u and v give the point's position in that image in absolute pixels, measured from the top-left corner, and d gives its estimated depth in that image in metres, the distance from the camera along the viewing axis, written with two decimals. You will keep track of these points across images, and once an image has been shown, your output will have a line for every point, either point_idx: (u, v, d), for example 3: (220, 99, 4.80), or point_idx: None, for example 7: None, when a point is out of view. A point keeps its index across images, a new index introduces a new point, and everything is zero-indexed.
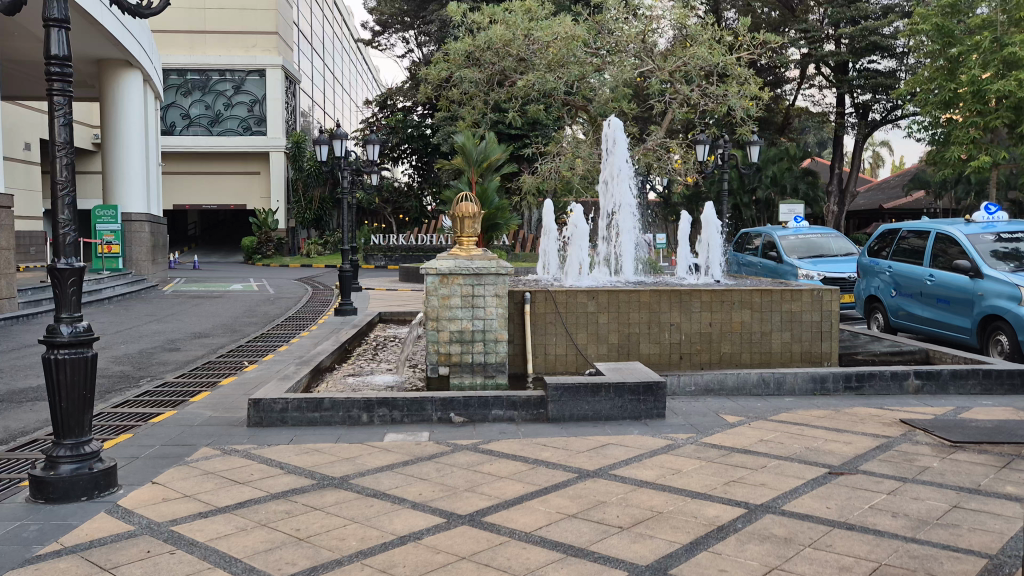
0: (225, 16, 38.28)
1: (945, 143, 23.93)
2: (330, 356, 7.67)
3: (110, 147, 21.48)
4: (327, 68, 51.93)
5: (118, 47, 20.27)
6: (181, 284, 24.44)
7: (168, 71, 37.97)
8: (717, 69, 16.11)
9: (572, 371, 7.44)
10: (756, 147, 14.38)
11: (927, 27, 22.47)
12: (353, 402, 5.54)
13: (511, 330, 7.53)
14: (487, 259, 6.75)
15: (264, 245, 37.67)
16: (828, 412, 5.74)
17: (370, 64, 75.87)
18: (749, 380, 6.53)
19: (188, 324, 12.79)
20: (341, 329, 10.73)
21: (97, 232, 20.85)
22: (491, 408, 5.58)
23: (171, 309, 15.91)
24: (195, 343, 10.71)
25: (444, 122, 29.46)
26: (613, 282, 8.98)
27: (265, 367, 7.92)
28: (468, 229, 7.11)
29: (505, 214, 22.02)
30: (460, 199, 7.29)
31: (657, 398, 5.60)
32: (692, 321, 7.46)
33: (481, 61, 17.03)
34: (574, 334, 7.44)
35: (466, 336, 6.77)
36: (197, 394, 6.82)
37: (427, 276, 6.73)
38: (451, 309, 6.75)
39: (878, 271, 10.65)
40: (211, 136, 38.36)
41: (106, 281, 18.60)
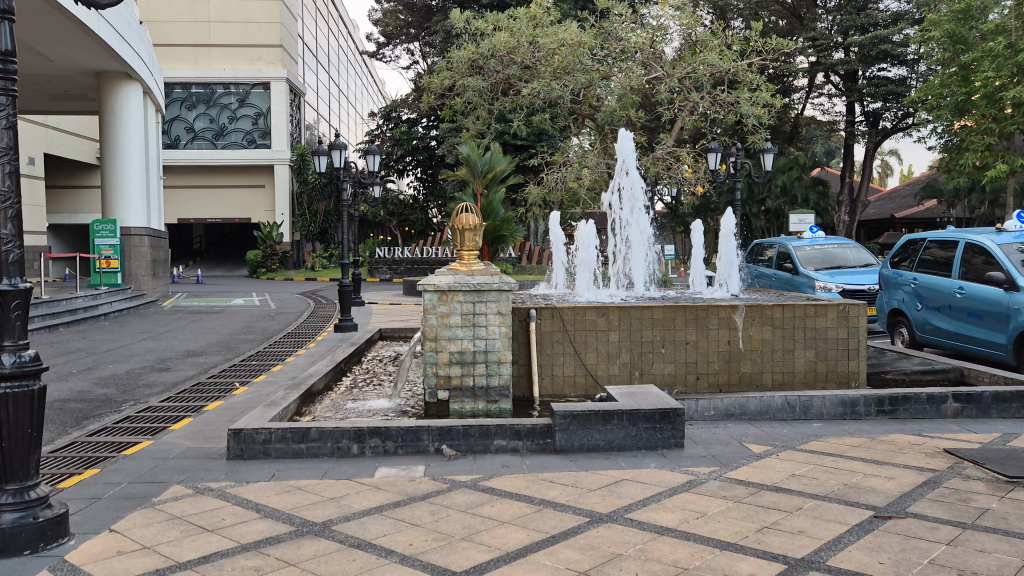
0: (229, 29, 38.03)
1: (960, 151, 23.36)
2: (323, 378, 7.21)
3: (108, 160, 21.16)
4: (332, 80, 51.74)
5: (116, 59, 20.00)
6: (182, 299, 24.05)
7: (172, 84, 37.75)
8: (728, 76, 15.66)
9: (581, 394, 6.98)
10: (769, 154, 13.86)
11: (940, 33, 22.03)
12: (342, 432, 5.07)
13: (515, 351, 7.03)
14: (489, 275, 6.30)
15: (269, 259, 37.34)
16: (863, 440, 5.24)
17: (375, 76, 75.85)
18: (773, 404, 6.02)
19: (183, 342, 12.34)
20: (339, 348, 10.27)
21: (96, 247, 20.47)
22: (493, 438, 5.12)
23: (167, 325, 15.48)
24: (187, 362, 10.27)
25: (449, 133, 29.10)
26: (625, 298, 8.51)
27: (255, 390, 7.46)
28: (469, 242, 6.64)
29: (511, 226, 21.57)
30: (460, 210, 6.81)
31: (675, 427, 5.11)
32: (709, 338, 6.98)
33: (487, 70, 16.64)
34: (584, 354, 6.97)
35: (467, 358, 6.30)
36: (178, 423, 6.37)
37: (426, 293, 6.29)
38: (451, 328, 6.28)
39: (901, 283, 10.12)
40: (215, 150, 38.09)
41: (103, 297, 18.19)
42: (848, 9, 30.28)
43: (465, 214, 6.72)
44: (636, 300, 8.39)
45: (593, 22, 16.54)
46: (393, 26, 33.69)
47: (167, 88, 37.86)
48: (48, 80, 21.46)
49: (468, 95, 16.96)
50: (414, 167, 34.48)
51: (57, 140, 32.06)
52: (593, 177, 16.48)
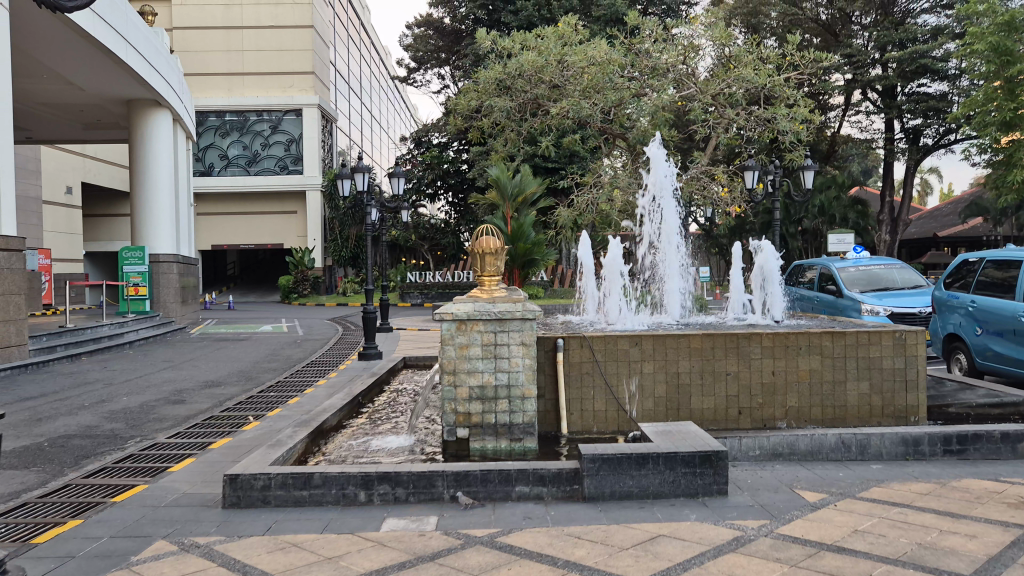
0: (262, 58, 38.35)
1: (1009, 167, 22.45)
2: (336, 415, 6.77)
3: (138, 187, 21.13)
4: (364, 107, 52.04)
5: (144, 86, 19.97)
6: (211, 326, 23.91)
7: (206, 113, 38.12)
8: (764, 92, 15.12)
9: (613, 430, 6.45)
10: (810, 172, 13.24)
11: (983, 45, 21.26)
12: (348, 477, 4.60)
13: (541, 383, 6.52)
14: (510, 302, 5.83)
15: (300, 284, 37.26)
16: (932, 488, 4.65)
17: (407, 102, 76.41)
18: (826, 443, 5.43)
19: (203, 372, 11.99)
20: (358, 379, 9.81)
21: (124, 274, 20.40)
22: (515, 484, 4.62)
23: (191, 354, 15.20)
24: (204, 394, 9.92)
25: (479, 157, 28.85)
26: (659, 325, 7.99)
27: (265, 427, 7.04)
28: (490, 267, 6.16)
29: (542, 249, 21.12)
30: (481, 233, 6.34)
31: (718, 472, 4.56)
32: (752, 368, 6.41)
33: (514, 89, 16.27)
34: (615, 387, 6.46)
35: (488, 393, 5.81)
36: (179, 464, 5.95)
37: (443, 323, 5.83)
38: (471, 360, 5.80)
39: (957, 306, 9.43)
40: (248, 176, 38.21)
41: (130, 325, 18.03)
42: (886, 24, 29.54)
43: (485, 236, 6.24)
44: (673, 328, 7.86)
45: (623, 40, 16.14)
46: (424, 50, 33.28)
47: (201, 116, 38.20)
48: (79, 109, 21.60)
49: (495, 116, 16.57)
50: (445, 192, 34.25)
51: (94, 169, 32.44)
52: (626, 198, 15.94)
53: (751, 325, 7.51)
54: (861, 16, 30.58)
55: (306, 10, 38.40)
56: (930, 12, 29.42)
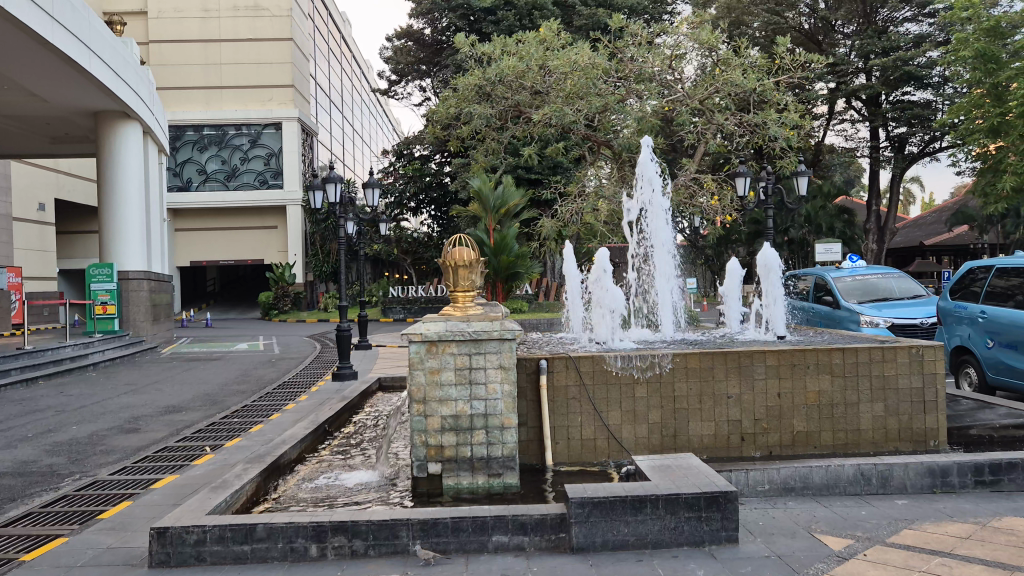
0: (240, 71, 37.67)
1: (997, 174, 22.07)
2: (295, 449, 6.10)
3: (106, 202, 20.34)
4: (345, 120, 51.49)
5: (111, 97, 19.21)
6: (184, 344, 23.11)
7: (183, 127, 37.33)
8: (753, 96, 14.65)
9: (602, 461, 5.83)
10: (804, 177, 12.72)
11: (969, 51, 20.89)
12: (296, 528, 3.93)
13: (522, 410, 5.87)
14: (487, 320, 5.21)
15: (281, 300, 36.43)
16: (973, 531, 4.04)
17: (389, 116, 75.91)
18: (842, 475, 4.83)
19: (166, 396, 11.27)
20: (328, 403, 9.14)
21: (92, 292, 19.61)
22: (491, 533, 3.97)
23: (157, 375, 14.44)
24: (162, 421, 9.19)
25: (461, 169, 28.29)
26: (651, 342, 7.40)
27: (217, 462, 6.35)
28: (464, 281, 5.53)
29: (526, 262, 20.57)
30: (453, 244, 5.72)
31: (728, 515, 3.93)
32: (755, 391, 5.84)
33: (495, 96, 15.70)
34: (604, 413, 5.85)
35: (462, 423, 5.17)
36: (113, 508, 5.25)
37: (411, 345, 5.20)
38: (443, 387, 5.16)
39: (964, 317, 8.91)
40: (227, 191, 37.43)
41: (95, 345, 17.23)
42: (869, 33, 29.29)
43: (458, 248, 5.62)
44: (667, 345, 7.29)
45: (607, 43, 15.60)
46: (405, 63, 32.80)
47: (178, 131, 37.39)
48: (46, 122, 20.84)
49: (475, 124, 15.97)
50: (428, 205, 33.55)
51: (67, 185, 31.59)
52: (612, 208, 15.34)
53: (751, 341, 6.94)
54: (844, 25, 30.35)
55: (285, 22, 37.79)
56: (913, 21, 29.24)
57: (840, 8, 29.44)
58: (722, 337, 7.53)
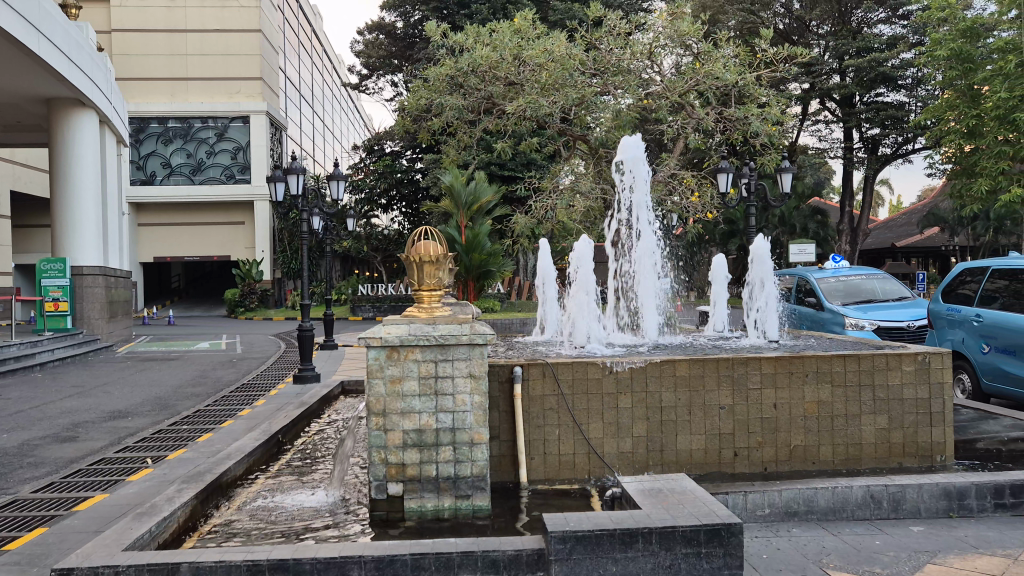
0: (207, 63, 36.60)
1: (972, 174, 21.74)
2: (239, 465, 5.48)
3: (59, 194, 19.40)
4: (315, 114, 50.52)
5: (65, 84, 18.28)
6: (142, 343, 22.21)
7: (147, 119, 36.18)
8: (734, 91, 14.22)
9: (582, 479, 5.30)
10: (787, 174, 12.30)
11: (944, 51, 20.53)
12: (225, 567, 3.33)
13: (494, 422, 5.30)
14: (455, 323, 4.64)
15: (247, 297, 35.46)
16: (1005, 568, 3.56)
17: (360, 111, 74.95)
18: (850, 499, 4.34)
19: (113, 400, 10.54)
20: (286, 408, 8.52)
21: (43, 288, 18.68)
22: (458, 572, 3.42)
23: (109, 376, 13.67)
24: (103, 427, 8.49)
25: (432, 166, 27.60)
26: (634, 346, 6.90)
27: (153, 479, 5.71)
28: (430, 279, 4.95)
29: (498, 260, 20.00)
30: (419, 236, 5.13)
31: (731, 551, 3.41)
32: (748, 401, 5.36)
33: (466, 86, 15.08)
34: (585, 424, 5.31)
35: (426, 439, 4.61)
36: (24, 536, 4.60)
37: (369, 351, 4.61)
38: (406, 398, 4.60)
39: (959, 320, 8.47)
40: (193, 186, 36.41)
41: (44, 344, 16.35)
42: (845, 33, 29.07)
43: (423, 241, 5.05)
44: (651, 350, 6.79)
45: (583, 34, 15.05)
46: (375, 57, 31.79)
47: (142, 122, 36.24)
48: None
49: (445, 116, 15.31)
50: (399, 202, 32.75)
51: (24, 177, 30.43)
52: (587, 204, 14.82)
53: (740, 347, 6.50)
54: (819, 25, 30.09)
55: (253, 14, 36.76)
56: (887, 22, 29.06)
57: (815, 8, 29.14)
58: (710, 341, 7.10)
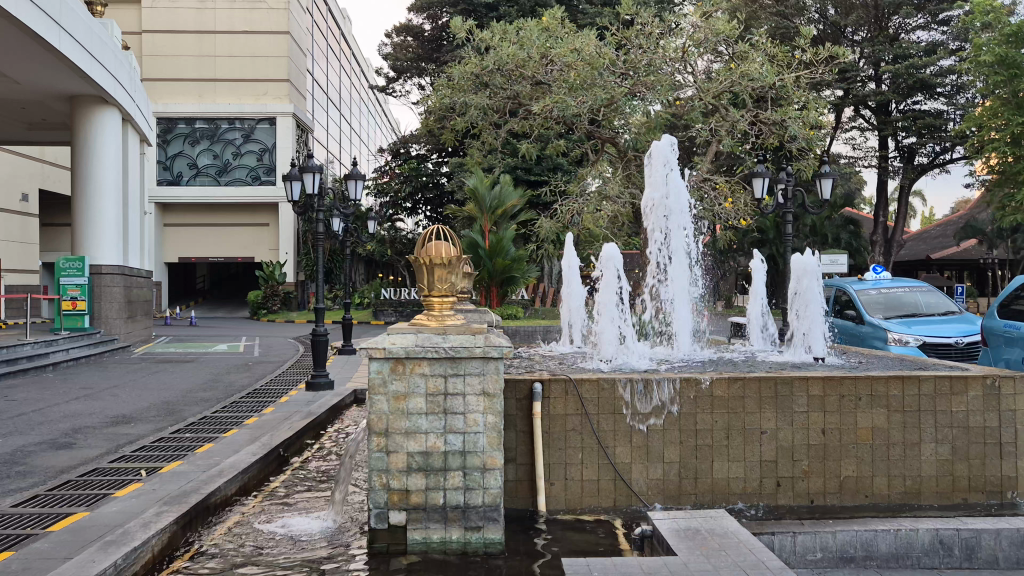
0: (235, 64, 36.53)
1: (1016, 186, 20.75)
2: (231, 484, 5.03)
3: (79, 192, 19.22)
4: (342, 117, 50.42)
5: (87, 81, 18.07)
6: (162, 344, 21.99)
7: (175, 120, 36.12)
8: (771, 92, 13.63)
9: (607, 509, 4.78)
10: (828, 180, 11.71)
11: (989, 57, 19.64)
12: None
13: (511, 443, 4.80)
14: (468, 334, 4.16)
15: (270, 299, 35.26)
16: None
17: (388, 114, 74.92)
18: (916, 545, 3.78)
19: (120, 404, 10.20)
20: (295, 418, 8.09)
21: (61, 286, 18.50)
22: None
23: (121, 377, 13.36)
24: (102, 434, 8.10)
25: (457, 170, 27.18)
26: (663, 363, 6.39)
27: (138, 496, 5.28)
28: (440, 284, 4.46)
29: (522, 266, 19.48)
30: (430, 236, 4.63)
31: None
32: (795, 427, 4.82)
33: (492, 84, 14.60)
34: (611, 448, 4.80)
35: (434, 462, 4.12)
36: None
37: (371, 365, 4.13)
38: (411, 417, 4.12)
39: (1017, 338, 7.83)
40: (219, 187, 36.30)
41: (60, 343, 16.11)
42: (882, 39, 28.19)
43: (435, 240, 4.51)
44: (682, 366, 6.28)
45: (613, 33, 14.50)
46: (402, 59, 31.33)
47: (170, 123, 36.22)
48: (20, 106, 19.77)
49: (470, 115, 14.82)
50: (423, 206, 32.35)
51: (53, 176, 30.43)
52: (615, 209, 14.29)
53: (777, 367, 5.98)
54: (855, 31, 29.27)
55: (281, 15, 36.63)
56: (926, 28, 28.05)
57: (851, 14, 28.37)
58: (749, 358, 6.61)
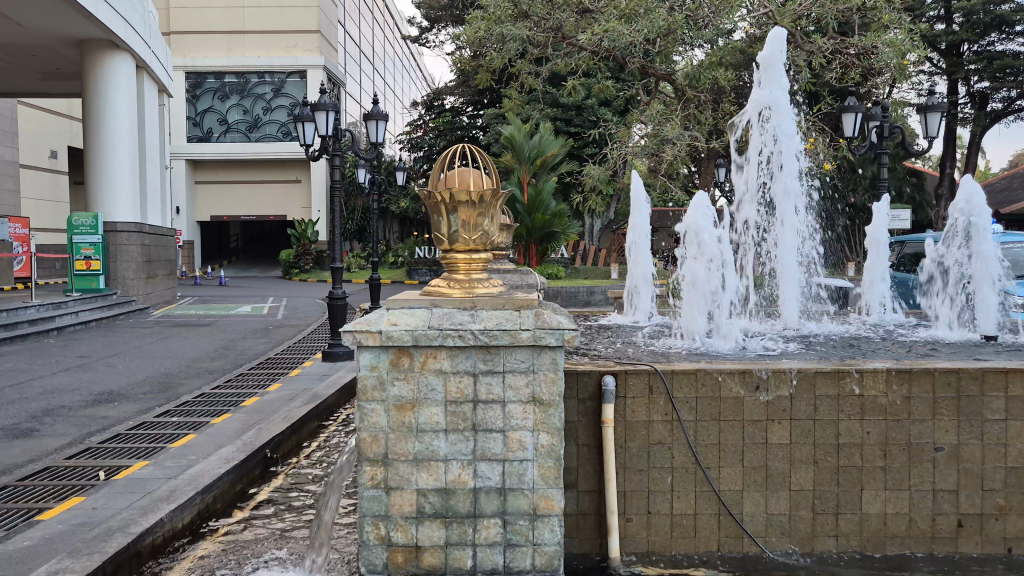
0: (264, 15, 34.34)
1: None
2: (181, 512, 3.66)
3: (92, 145, 17.98)
4: (374, 71, 48.46)
5: (94, 24, 16.63)
6: (184, 305, 20.86)
7: (205, 74, 34.29)
8: (856, 14, 11.67)
9: (708, 559, 3.34)
10: (938, 115, 10.21)
11: None
12: None
13: (573, 463, 3.35)
14: (509, 312, 2.70)
15: (302, 258, 34.11)
16: None
17: (420, 65, 72.63)
18: None
19: (115, 377, 8.95)
20: (299, 400, 6.73)
21: (74, 246, 17.56)
22: None
23: (129, 344, 12.15)
24: (74, 418, 6.82)
25: (494, 121, 25.37)
26: (766, 348, 4.97)
27: (66, 519, 3.93)
28: (470, 236, 2.98)
29: (564, 221, 17.83)
30: (451, 159, 3.08)
31: None
32: (988, 444, 3.30)
33: (532, 14, 12.82)
34: (715, 471, 3.33)
35: (456, 506, 2.71)
36: None
37: (364, 362, 2.69)
38: (423, 436, 2.70)
39: None
40: (249, 143, 34.49)
41: (72, 307, 15.01)
42: None
43: (458, 166, 2.97)
44: (792, 353, 4.75)
45: None
46: (436, 8, 29.68)
47: (199, 78, 34.39)
48: (29, 52, 18.47)
49: (508, 50, 12.98)
50: None
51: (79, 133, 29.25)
52: (675, 154, 12.56)
53: (921, 357, 4.49)
54: None
55: None
56: None
57: None
58: (885, 343, 5.15)
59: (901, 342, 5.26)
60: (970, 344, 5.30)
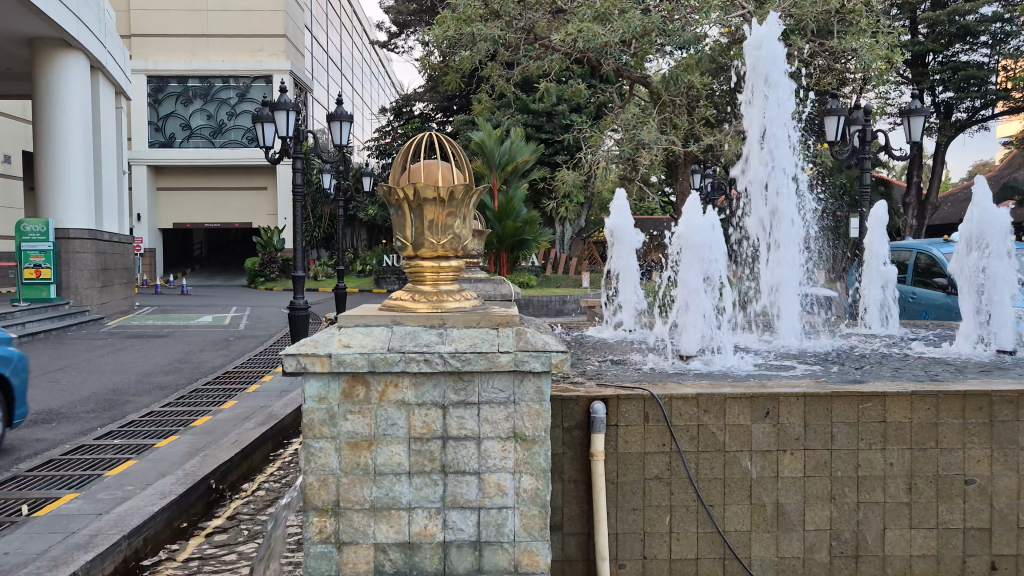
0: (229, 18, 33.39)
1: None
2: (100, 561, 3.17)
3: (44, 147, 17.24)
4: (341, 77, 47.66)
5: (45, 22, 15.84)
6: (142, 316, 20.01)
7: (167, 78, 33.21)
8: (834, 17, 11.42)
9: None
10: (920, 119, 10.01)
11: None
12: None
13: (557, 498, 2.91)
14: (482, 331, 2.27)
15: (268, 267, 33.27)
16: None
17: (388, 70, 71.87)
18: None
19: (57, 394, 8.32)
20: (253, 421, 6.21)
21: (23, 253, 16.70)
22: None
23: (78, 357, 11.45)
24: (5, 442, 6.22)
25: (464, 128, 24.89)
26: (763, 369, 4.60)
27: None
28: (441, 240, 2.53)
29: (535, 228, 17.46)
30: (416, 148, 2.64)
31: None
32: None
33: (504, 12, 12.43)
34: (721, 507, 2.91)
35: (420, 565, 2.26)
36: None
37: (312, 393, 2.23)
38: (381, 479, 2.24)
39: None
40: (213, 148, 33.57)
41: (19, 318, 14.23)
42: None
43: (426, 158, 2.54)
44: (793, 373, 4.37)
45: None
46: (406, 13, 29.20)
47: (161, 82, 33.24)
48: None
49: (479, 51, 12.50)
50: None
51: None
52: (652, 158, 12.18)
53: (930, 378, 4.12)
54: None
55: None
56: None
57: None
58: (887, 362, 4.80)
59: (904, 359, 4.92)
60: (975, 361, 4.97)
